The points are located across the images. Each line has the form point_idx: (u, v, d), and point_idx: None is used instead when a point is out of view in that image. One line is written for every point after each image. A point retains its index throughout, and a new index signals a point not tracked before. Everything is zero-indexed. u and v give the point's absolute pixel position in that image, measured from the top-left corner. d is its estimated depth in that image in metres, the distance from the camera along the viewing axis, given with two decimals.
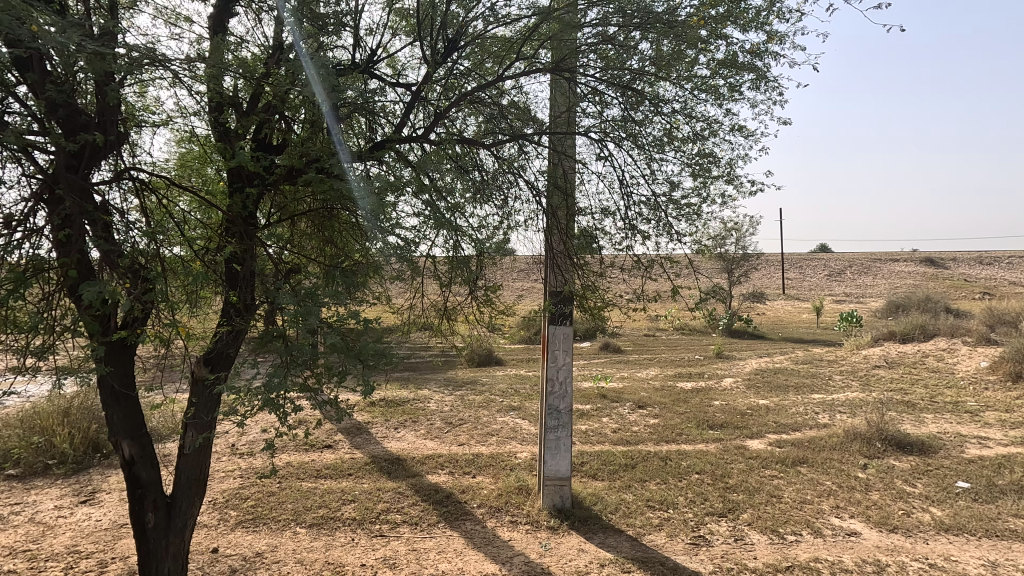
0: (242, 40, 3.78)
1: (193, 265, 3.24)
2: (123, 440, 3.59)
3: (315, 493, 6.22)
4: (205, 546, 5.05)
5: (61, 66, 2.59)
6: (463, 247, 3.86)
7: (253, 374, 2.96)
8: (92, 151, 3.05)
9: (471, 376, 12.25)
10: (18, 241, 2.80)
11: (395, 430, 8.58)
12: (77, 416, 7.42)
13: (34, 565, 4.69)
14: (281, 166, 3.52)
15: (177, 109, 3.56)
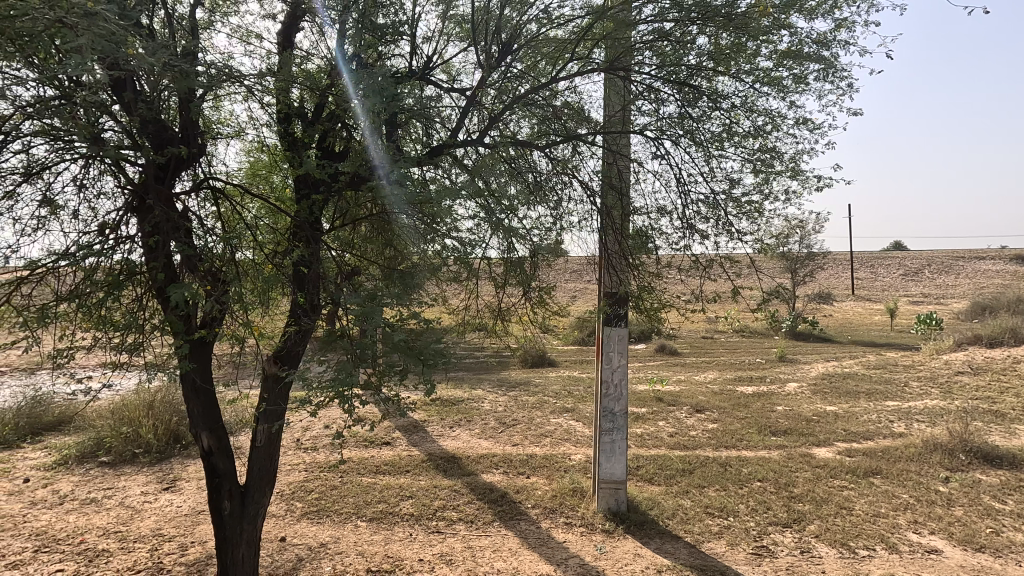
0: (307, 53, 3.97)
1: (264, 269, 3.43)
2: (202, 432, 3.84)
3: (375, 488, 6.43)
4: (274, 535, 5.33)
5: (150, 86, 2.81)
6: (517, 249, 3.89)
7: (319, 371, 3.10)
8: (176, 163, 3.29)
9: (524, 377, 12.30)
10: (113, 247, 3.06)
11: (450, 429, 8.74)
12: (160, 409, 8.01)
13: (124, 545, 5.09)
14: (343, 172, 3.67)
15: (249, 122, 3.79)
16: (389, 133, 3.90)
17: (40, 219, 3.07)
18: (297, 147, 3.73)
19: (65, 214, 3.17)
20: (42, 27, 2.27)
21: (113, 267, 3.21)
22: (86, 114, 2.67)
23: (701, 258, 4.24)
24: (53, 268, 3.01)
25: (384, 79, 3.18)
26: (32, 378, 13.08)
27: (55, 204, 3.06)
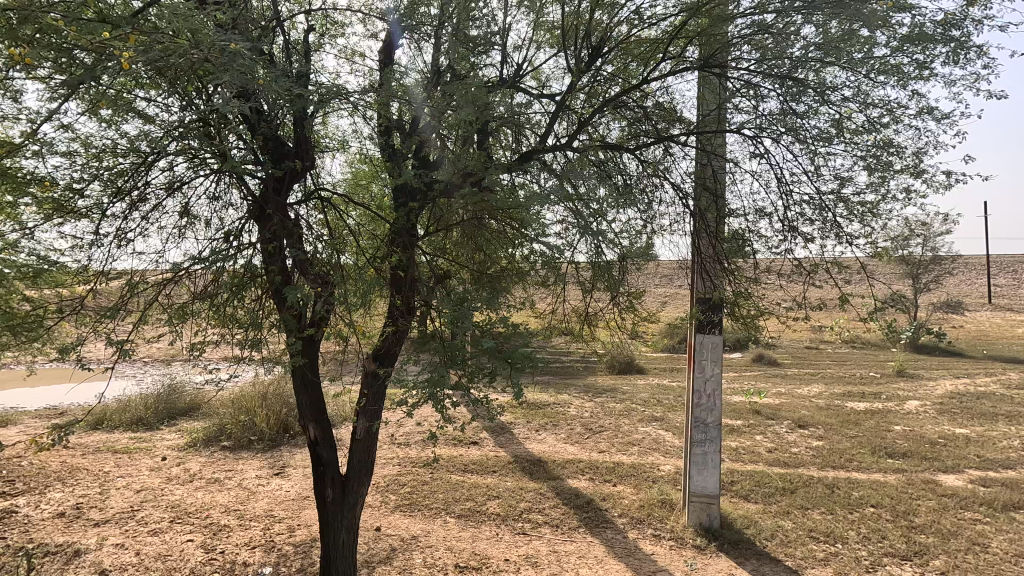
0: (405, 68, 4.20)
1: (365, 272, 3.66)
2: (309, 423, 4.18)
3: (463, 486, 6.62)
4: (370, 524, 5.65)
5: (270, 106, 3.11)
6: (606, 253, 3.86)
7: (413, 370, 3.26)
8: (291, 175, 3.60)
9: (611, 384, 12.11)
10: (238, 252, 3.42)
11: (536, 432, 8.79)
12: (272, 401, 8.77)
13: (242, 522, 5.64)
14: (438, 181, 3.84)
15: (353, 135, 4.07)
16: (481, 141, 4.02)
17: (180, 228, 3.50)
18: (396, 158, 3.95)
19: (200, 223, 3.58)
20: (186, 59, 2.61)
21: (237, 270, 3.58)
22: (219, 134, 3.01)
23: (805, 262, 3.98)
24: (189, 271, 3.42)
25: (477, 89, 3.30)
26: (169, 369, 14.82)
27: (192, 215, 3.48)
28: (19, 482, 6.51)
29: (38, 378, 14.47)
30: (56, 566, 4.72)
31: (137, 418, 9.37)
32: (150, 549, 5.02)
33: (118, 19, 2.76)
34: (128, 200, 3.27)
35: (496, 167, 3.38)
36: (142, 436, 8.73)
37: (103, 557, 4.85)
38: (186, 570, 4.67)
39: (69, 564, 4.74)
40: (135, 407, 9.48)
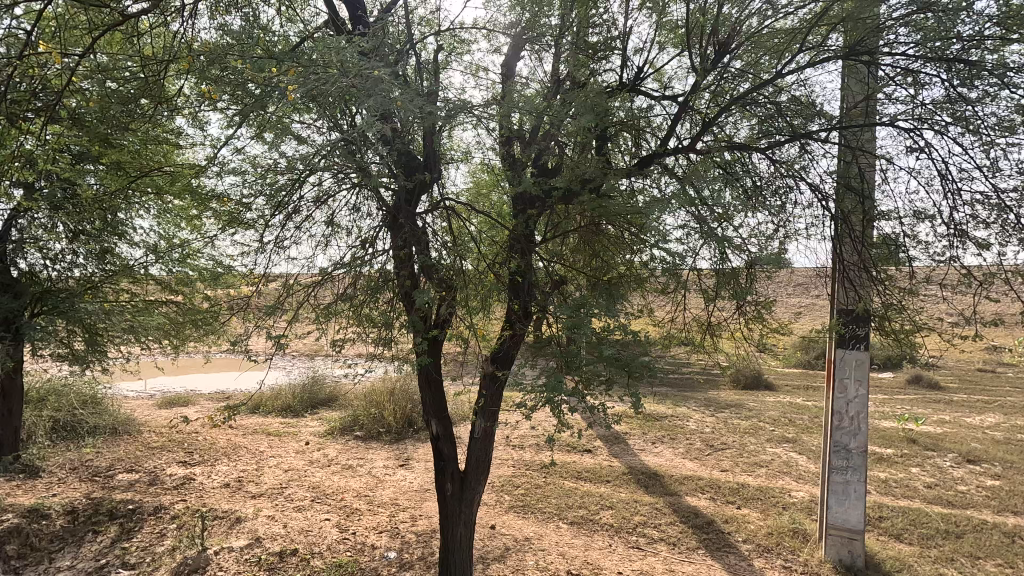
0: (526, 79, 4.32)
1: (486, 277, 3.80)
2: (432, 419, 4.43)
3: (576, 493, 6.59)
4: (486, 521, 5.82)
5: (404, 123, 3.36)
6: (731, 260, 3.64)
7: (530, 374, 3.33)
8: (420, 186, 3.86)
9: (736, 399, 11.34)
10: (373, 258, 3.74)
11: (652, 444, 8.50)
12: (399, 396, 9.41)
13: (371, 507, 6.11)
14: (557, 187, 3.89)
15: (476, 146, 4.26)
16: (600, 146, 4.00)
17: (325, 237, 3.90)
18: (516, 166, 4.05)
19: (342, 232, 3.97)
20: (336, 87, 2.94)
21: (372, 274, 3.92)
22: (360, 152, 3.33)
23: (976, 271, 3.45)
24: (332, 275, 3.81)
25: (597, 96, 3.30)
26: (312, 362, 16.52)
27: (335, 225, 3.87)
28: (196, 454, 7.64)
29: (212, 366, 16.88)
30: (223, 529, 5.46)
31: (286, 405, 10.56)
32: (295, 523, 5.61)
33: (282, 56, 3.18)
34: (285, 212, 3.72)
35: (616, 172, 3.34)
36: (290, 421, 9.82)
37: (258, 526, 5.52)
38: (324, 545, 5.16)
39: (232, 529, 5.46)
40: (285, 395, 10.69)
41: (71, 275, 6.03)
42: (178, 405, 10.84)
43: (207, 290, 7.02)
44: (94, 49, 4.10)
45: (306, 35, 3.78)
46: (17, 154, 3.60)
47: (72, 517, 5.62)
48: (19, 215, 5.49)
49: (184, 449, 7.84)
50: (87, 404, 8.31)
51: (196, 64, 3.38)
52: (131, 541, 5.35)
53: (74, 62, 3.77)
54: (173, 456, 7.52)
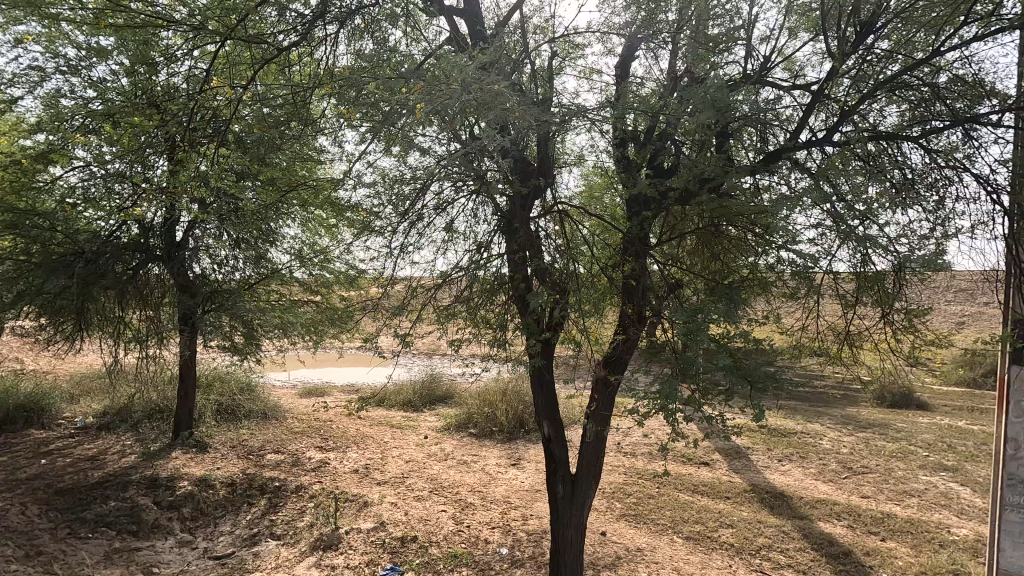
0: (641, 78, 4.24)
1: (599, 281, 3.78)
2: (544, 421, 4.49)
3: (693, 507, 6.30)
4: (596, 527, 5.76)
5: (519, 130, 3.46)
6: (875, 262, 3.30)
7: (644, 380, 3.25)
8: (534, 191, 3.94)
9: (880, 418, 10.14)
10: (489, 262, 3.89)
11: (779, 462, 7.87)
12: (511, 396, 9.64)
13: (484, 503, 6.32)
14: (674, 188, 3.77)
15: (590, 149, 4.26)
16: (720, 144, 3.81)
17: (445, 242, 4.12)
18: (630, 168, 3.98)
19: (460, 237, 4.16)
20: (458, 101, 3.13)
21: (487, 278, 4.06)
22: (478, 160, 3.50)
23: None
24: (451, 278, 4.02)
25: (718, 90, 3.16)
26: (430, 361, 17.45)
27: (454, 231, 4.08)
28: (330, 440, 8.42)
29: (345, 361, 18.49)
30: (353, 511, 5.96)
31: (408, 401, 11.27)
32: (415, 511, 5.97)
33: (409, 75, 3.43)
34: (410, 220, 3.99)
35: (738, 171, 3.17)
36: (411, 415, 10.46)
37: (383, 511, 5.94)
38: (441, 535, 5.44)
39: (360, 512, 5.93)
40: (406, 391, 11.40)
41: (233, 278, 6.95)
42: (316, 395, 12.01)
43: (341, 291, 7.72)
44: (254, 82, 4.71)
45: (430, 53, 4.04)
46: (196, 175, 4.23)
47: (232, 488, 6.49)
48: (195, 226, 6.44)
49: (321, 436, 8.67)
50: (244, 391, 9.50)
51: (337, 88, 3.76)
52: (278, 514, 6.03)
53: (239, 93, 4.34)
54: (311, 441, 8.35)
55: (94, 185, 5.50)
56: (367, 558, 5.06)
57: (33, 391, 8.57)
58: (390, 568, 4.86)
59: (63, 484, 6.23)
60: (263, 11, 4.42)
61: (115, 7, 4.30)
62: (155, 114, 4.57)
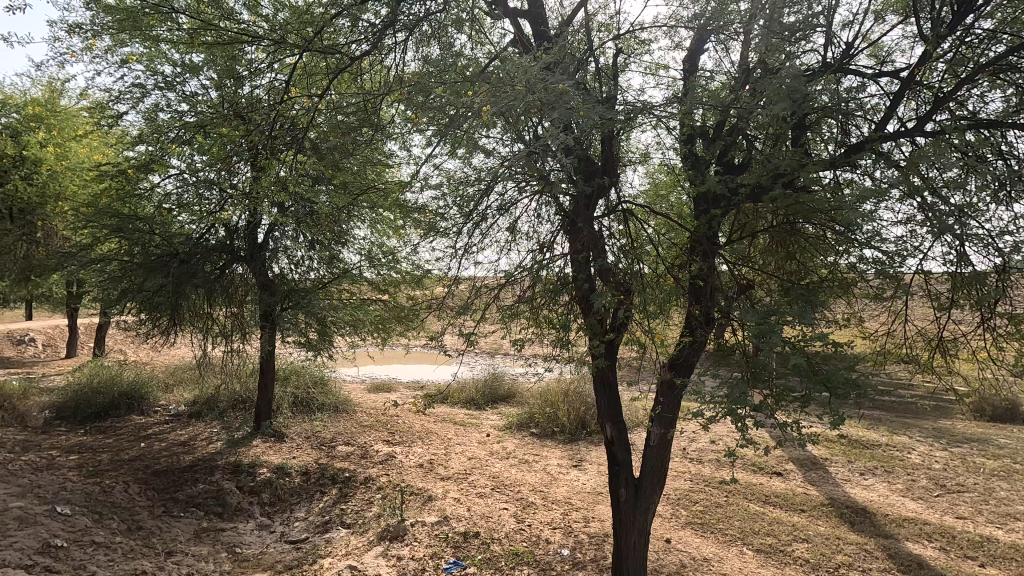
0: (711, 72, 4.11)
1: (665, 281, 3.69)
2: (606, 423, 4.44)
3: (764, 518, 6.02)
4: (660, 534, 5.61)
5: (583, 130, 3.44)
6: (974, 261, 3.04)
7: (712, 384, 3.13)
8: (598, 190, 3.90)
9: (980, 433, 9.27)
10: (552, 262, 3.90)
11: (860, 476, 7.36)
12: (573, 397, 9.59)
13: (545, 502, 6.33)
14: (745, 184, 3.62)
15: (656, 146, 4.17)
16: (796, 137, 3.63)
17: (509, 242, 4.16)
18: (698, 165, 3.86)
19: (523, 238, 4.19)
20: (523, 103, 3.16)
21: (551, 277, 4.06)
22: (542, 160, 3.52)
23: None
24: (514, 278, 4.05)
25: (795, 81, 3.01)
26: (492, 360, 17.65)
27: (517, 231, 4.11)
28: (397, 435, 8.70)
29: (411, 358, 19.08)
30: (417, 504, 6.13)
31: (471, 399, 11.46)
32: (477, 508, 6.06)
33: (475, 78, 3.50)
34: (474, 221, 4.06)
35: (815, 165, 3.01)
36: (474, 413, 10.63)
37: (446, 506, 6.07)
38: (502, 533, 5.49)
39: (425, 506, 6.08)
40: (470, 389, 11.60)
41: (308, 277, 7.33)
42: (384, 391, 12.46)
43: (408, 290, 7.96)
44: (329, 91, 4.95)
45: (494, 56, 4.09)
46: (276, 180, 4.50)
47: (306, 477, 6.85)
48: (275, 228, 6.84)
49: (388, 430, 8.97)
50: (317, 384, 9.99)
51: (405, 93, 3.89)
52: (347, 504, 6.29)
53: (315, 102, 4.59)
54: (379, 435, 8.66)
55: (187, 191, 5.96)
56: (431, 550, 5.18)
57: (134, 380, 9.41)
58: (453, 562, 4.97)
59: (159, 466, 6.80)
60: (337, 23, 4.64)
61: (207, 26, 4.66)
62: (240, 124, 4.89)
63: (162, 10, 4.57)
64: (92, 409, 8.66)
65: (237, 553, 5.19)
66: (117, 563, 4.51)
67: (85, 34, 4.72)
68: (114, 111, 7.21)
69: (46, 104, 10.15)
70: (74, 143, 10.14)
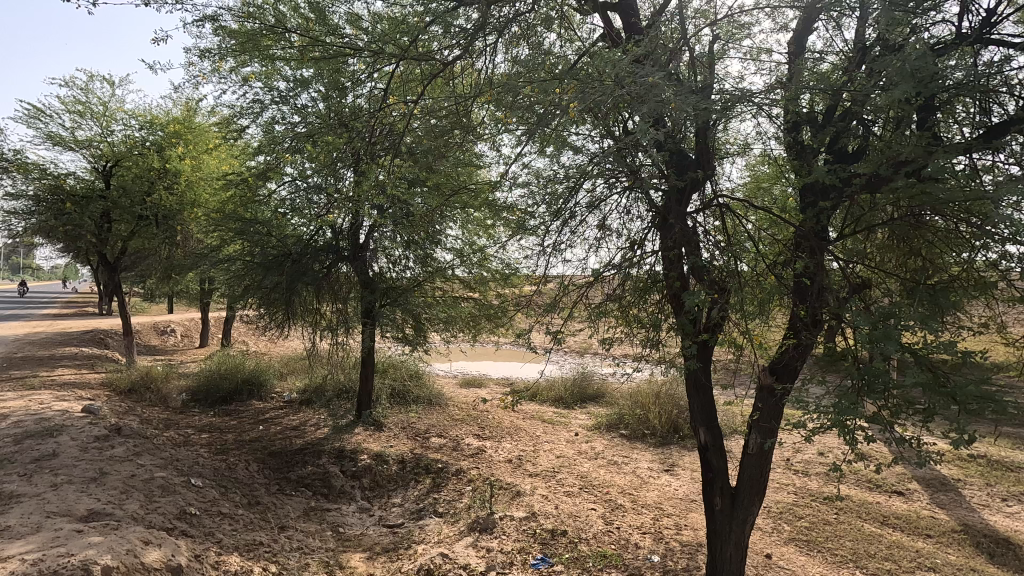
0: (821, 53, 3.79)
1: (766, 279, 3.45)
2: (700, 427, 4.27)
3: (881, 541, 5.47)
4: (760, 548, 5.23)
5: (676, 123, 3.33)
6: None
7: (818, 392, 2.89)
8: (692, 185, 3.74)
9: None
10: (642, 260, 3.80)
11: (1003, 502, 6.46)
12: (665, 399, 9.30)
13: (635, 506, 6.18)
14: (859, 174, 3.31)
15: (756, 136, 3.93)
16: (923, 120, 3.25)
17: (598, 240, 4.11)
18: (805, 155, 3.57)
19: (613, 235, 4.11)
20: (611, 97, 3.12)
21: (641, 276, 3.96)
22: (632, 156, 3.44)
23: None
24: (603, 277, 3.99)
25: (921, 56, 2.70)
26: (582, 360, 17.57)
27: (607, 229, 4.05)
28: (487, 430, 8.91)
29: (501, 355, 19.50)
30: (506, 499, 6.23)
31: (560, 397, 11.47)
32: (566, 506, 6.05)
33: (563, 75, 3.49)
34: (563, 219, 4.05)
35: (945, 151, 2.68)
36: (562, 412, 10.62)
37: (534, 502, 6.12)
38: (591, 534, 5.44)
39: (513, 501, 6.17)
40: (558, 388, 11.61)
41: (404, 276, 7.69)
42: (475, 386, 12.80)
43: (497, 288, 8.10)
44: (423, 96, 5.17)
45: (584, 51, 4.06)
46: (375, 183, 4.75)
47: (402, 466, 7.21)
48: (374, 230, 7.22)
49: (478, 424, 9.21)
50: (413, 378, 10.47)
51: (495, 94, 3.96)
52: (440, 494, 6.53)
53: (411, 108, 4.80)
54: (469, 429, 8.91)
55: (298, 197, 6.49)
56: (519, 545, 5.23)
57: (254, 368, 10.39)
58: (541, 558, 4.99)
59: (274, 448, 7.46)
60: (431, 30, 4.82)
61: (315, 43, 5.02)
62: (344, 132, 5.24)
63: (278, 31, 5.00)
64: (220, 393, 9.67)
65: (340, 533, 5.57)
66: (240, 533, 5.01)
67: (214, 57, 5.25)
68: (238, 126, 7.98)
69: (183, 120, 11.22)
70: (206, 155, 11.25)
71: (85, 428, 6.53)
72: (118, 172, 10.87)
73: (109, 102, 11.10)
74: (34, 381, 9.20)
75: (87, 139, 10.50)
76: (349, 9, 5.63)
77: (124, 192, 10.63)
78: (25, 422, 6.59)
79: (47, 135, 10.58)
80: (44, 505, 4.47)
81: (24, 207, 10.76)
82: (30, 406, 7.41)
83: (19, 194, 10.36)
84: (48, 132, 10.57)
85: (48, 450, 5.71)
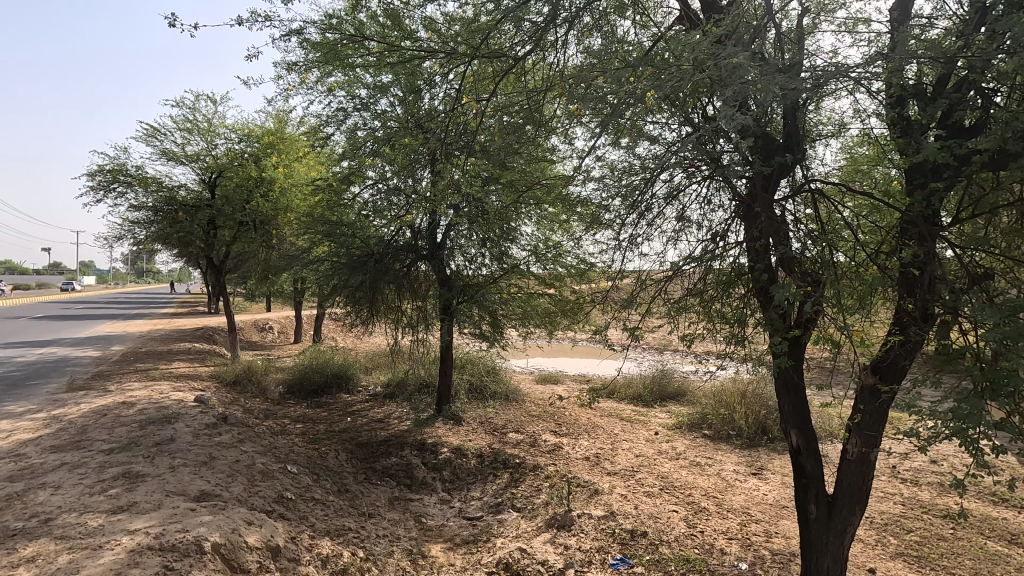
0: (930, 17, 3.43)
1: (867, 270, 3.17)
2: (791, 429, 4.00)
3: (1011, 562, 4.85)
4: (861, 561, 4.81)
5: (762, 107, 3.13)
6: None
7: (933, 396, 2.59)
8: (780, 169, 3.51)
9: None
10: (725, 252, 3.60)
11: None
12: (752, 400, 8.83)
13: (720, 510, 5.91)
14: (980, 151, 2.94)
15: (853, 114, 3.61)
16: None
17: (677, 232, 3.95)
18: (911, 132, 3.24)
19: (693, 227, 3.94)
20: (690, 82, 3.00)
21: (724, 269, 3.78)
22: (713, 143, 3.29)
23: None
24: (683, 270, 3.82)
25: None
26: (661, 356, 17.08)
27: (687, 220, 3.88)
28: (564, 427, 8.86)
29: (579, 352, 19.49)
30: (584, 496, 6.16)
31: (639, 395, 11.20)
32: (646, 507, 5.89)
33: (638, 63, 3.40)
34: (639, 211, 3.91)
35: None
36: (641, 410, 10.36)
37: (613, 501, 6.01)
38: (673, 536, 5.26)
39: (591, 499, 6.08)
40: (637, 385, 11.34)
41: (481, 273, 7.79)
42: (551, 382, 12.81)
43: (574, 284, 8.05)
44: (496, 94, 5.21)
45: (658, 37, 3.93)
46: (451, 183, 4.87)
47: (480, 459, 7.35)
48: (452, 228, 7.39)
49: (555, 421, 9.19)
50: (490, 373, 10.64)
51: (567, 88, 3.93)
52: (517, 488, 6.57)
53: (484, 106, 4.86)
54: (547, 425, 8.91)
55: (378, 198, 6.77)
56: (598, 544, 5.15)
57: (342, 363, 10.98)
58: (620, 559, 4.88)
59: (361, 439, 7.84)
60: (503, 30, 4.85)
61: (392, 49, 5.20)
62: (421, 134, 5.38)
63: (357, 40, 5.21)
64: (312, 386, 10.31)
65: (422, 523, 5.74)
66: (331, 518, 5.31)
67: (301, 70, 5.55)
68: (324, 134, 8.42)
69: (276, 131, 12.01)
70: (297, 163, 11.98)
71: (196, 417, 7.19)
72: (221, 182, 11.84)
73: (212, 118, 12.09)
74: (155, 373, 10.27)
75: (195, 153, 11.53)
76: (424, 14, 5.77)
77: (226, 201, 11.56)
78: (148, 410, 7.36)
79: (162, 151, 11.70)
80: (164, 484, 4.97)
81: (145, 217, 12.02)
82: (152, 394, 8.25)
83: (140, 206, 11.61)
84: (163, 148, 11.70)
85: (167, 435, 6.33)
